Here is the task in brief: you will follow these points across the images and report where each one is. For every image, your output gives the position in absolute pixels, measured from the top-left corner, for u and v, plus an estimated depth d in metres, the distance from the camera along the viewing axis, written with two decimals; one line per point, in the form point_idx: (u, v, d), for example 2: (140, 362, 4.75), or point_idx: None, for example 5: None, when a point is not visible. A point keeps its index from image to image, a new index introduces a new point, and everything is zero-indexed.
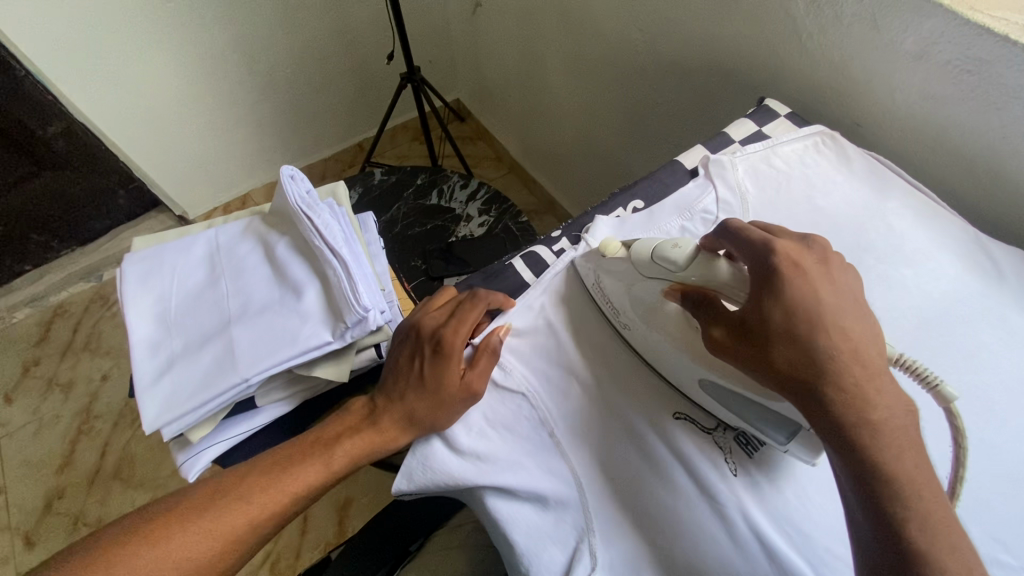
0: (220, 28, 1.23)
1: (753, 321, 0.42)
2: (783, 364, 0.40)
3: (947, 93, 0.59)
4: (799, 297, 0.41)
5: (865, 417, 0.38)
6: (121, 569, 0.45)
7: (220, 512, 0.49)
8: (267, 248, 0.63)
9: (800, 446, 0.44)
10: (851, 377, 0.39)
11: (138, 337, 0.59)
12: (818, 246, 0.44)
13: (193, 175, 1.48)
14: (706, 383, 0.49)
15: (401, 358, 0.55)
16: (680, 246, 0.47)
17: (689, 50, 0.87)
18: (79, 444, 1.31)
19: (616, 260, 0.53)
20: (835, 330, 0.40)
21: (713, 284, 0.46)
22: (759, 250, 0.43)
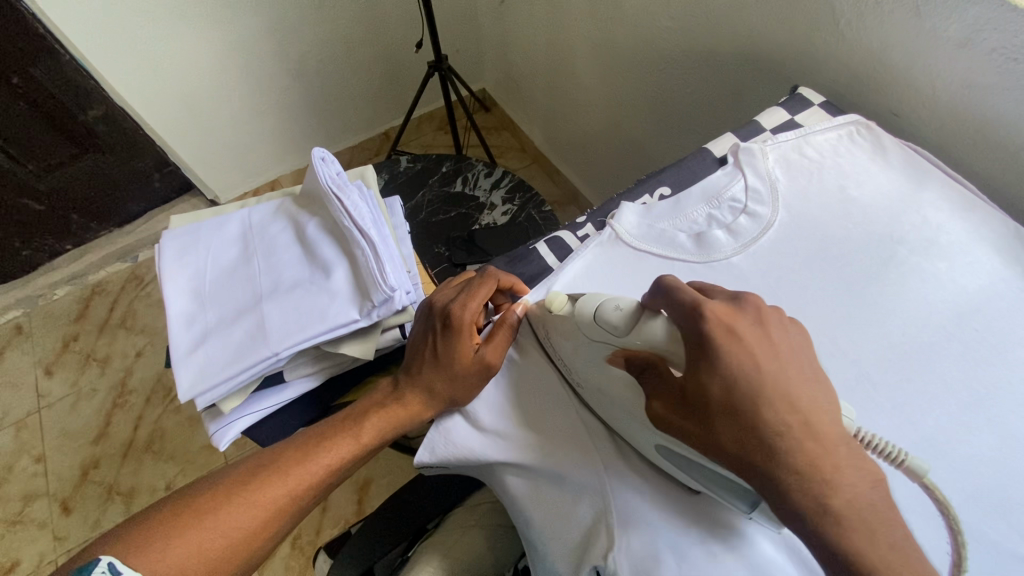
0: (252, 15, 1.25)
1: (692, 392, 0.38)
2: (730, 444, 0.36)
3: (992, 83, 0.57)
4: (739, 369, 0.36)
5: (824, 503, 0.34)
6: (174, 541, 0.46)
7: (262, 484, 0.51)
8: (298, 228, 0.65)
9: (763, 515, 0.41)
10: (814, 458, 0.34)
11: (175, 310, 0.61)
12: (751, 305, 0.39)
13: (225, 161, 1.52)
14: (661, 449, 0.44)
15: (419, 336, 0.56)
16: (620, 308, 0.43)
17: (721, 39, 0.86)
18: (114, 417, 1.36)
19: (562, 317, 0.49)
20: (779, 403, 0.35)
21: (657, 349, 0.41)
22: (686, 313, 0.39)
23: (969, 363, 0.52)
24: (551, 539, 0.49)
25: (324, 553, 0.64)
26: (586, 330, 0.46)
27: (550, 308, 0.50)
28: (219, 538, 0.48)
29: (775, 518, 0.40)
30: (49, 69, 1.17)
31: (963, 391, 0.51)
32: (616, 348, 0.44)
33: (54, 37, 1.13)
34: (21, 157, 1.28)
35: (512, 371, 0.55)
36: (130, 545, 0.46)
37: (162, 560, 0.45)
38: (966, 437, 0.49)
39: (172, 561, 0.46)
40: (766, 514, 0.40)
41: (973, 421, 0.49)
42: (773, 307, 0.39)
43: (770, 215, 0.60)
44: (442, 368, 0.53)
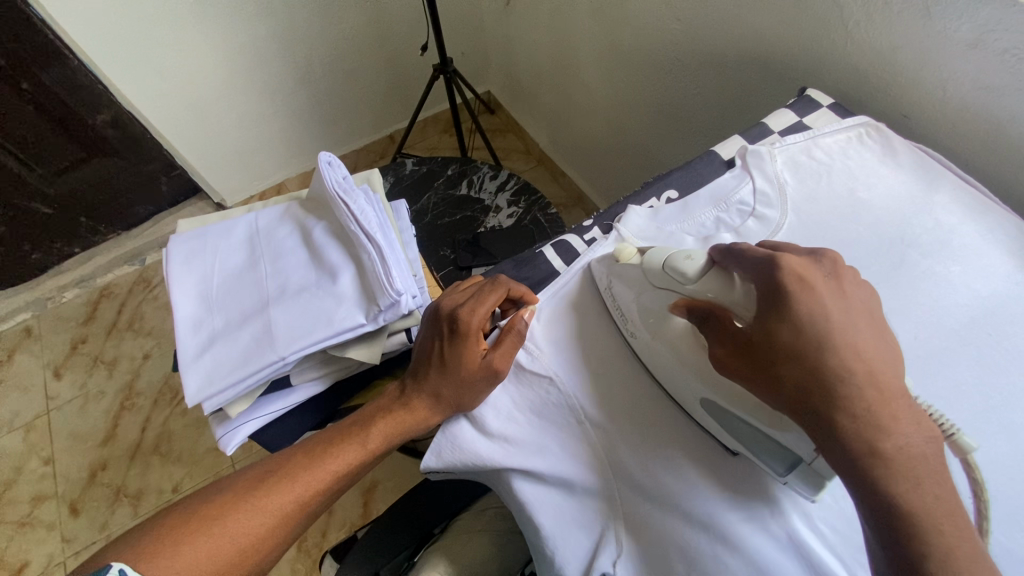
0: (258, 19, 1.26)
1: (759, 338, 0.41)
2: (790, 390, 0.39)
3: (1004, 84, 0.57)
4: (807, 317, 0.39)
5: (877, 447, 0.35)
6: (182, 547, 0.46)
7: (269, 490, 0.51)
8: (305, 232, 0.65)
9: (800, 480, 0.43)
10: (870, 404, 0.36)
11: (183, 314, 0.61)
12: (829, 261, 0.42)
13: (232, 163, 1.53)
14: (705, 402, 0.47)
15: (426, 341, 0.55)
16: (692, 257, 0.47)
17: (728, 40, 0.86)
18: (122, 419, 1.37)
19: (630, 266, 0.53)
20: (847, 352, 0.38)
21: (728, 303, 0.44)
22: (764, 261, 0.42)
23: (982, 367, 0.51)
24: (559, 545, 0.48)
25: (330, 557, 0.64)
26: (652, 278, 0.50)
27: (618, 258, 0.55)
28: (229, 543, 0.48)
29: (815, 482, 0.42)
30: (58, 74, 1.19)
31: (978, 396, 0.50)
32: (678, 297, 0.48)
33: (63, 43, 1.14)
34: (30, 160, 1.30)
35: (520, 375, 0.54)
36: (139, 550, 0.46)
37: (171, 565, 0.45)
38: (979, 443, 0.48)
39: (181, 567, 0.46)
40: (805, 481, 0.42)
41: (987, 426, 0.49)
42: (849, 267, 0.42)
43: (780, 218, 0.59)
44: (448, 374, 0.53)
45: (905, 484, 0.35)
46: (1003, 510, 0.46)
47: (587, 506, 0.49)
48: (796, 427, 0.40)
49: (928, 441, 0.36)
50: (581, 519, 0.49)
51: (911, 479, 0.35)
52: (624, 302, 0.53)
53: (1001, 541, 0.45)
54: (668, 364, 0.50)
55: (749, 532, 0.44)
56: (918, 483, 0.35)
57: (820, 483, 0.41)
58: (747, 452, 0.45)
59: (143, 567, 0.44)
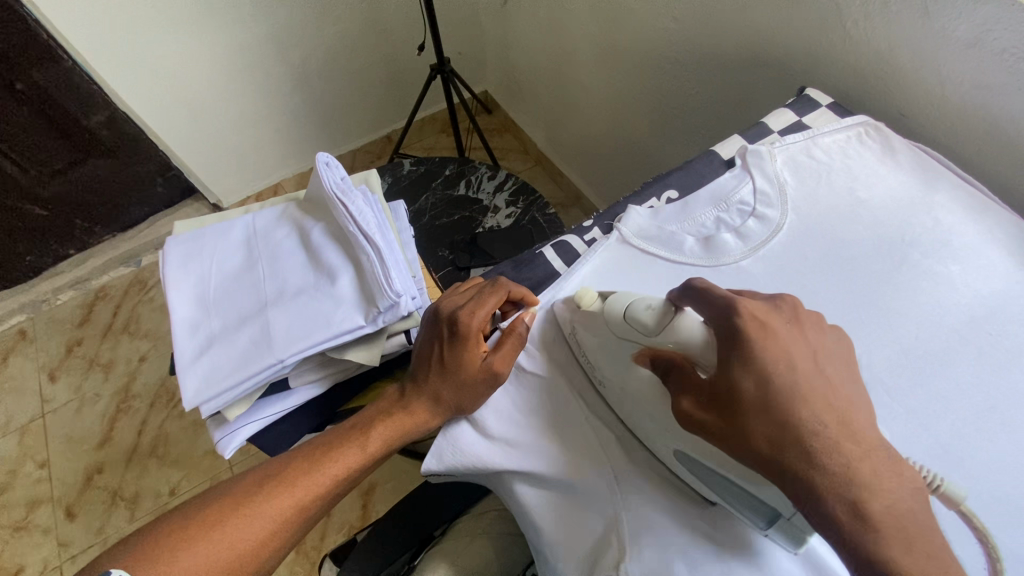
0: (253, 18, 1.25)
1: (723, 391, 0.40)
2: (762, 446, 0.37)
3: (1003, 83, 0.57)
4: (771, 367, 0.38)
5: (861, 505, 0.34)
6: (182, 553, 0.46)
7: (268, 495, 0.50)
8: (302, 233, 0.65)
9: (780, 534, 0.41)
10: (845, 457, 0.35)
11: (180, 317, 0.61)
12: (788, 305, 0.42)
13: (227, 164, 1.52)
14: (680, 455, 0.45)
15: (426, 343, 0.55)
16: (651, 306, 0.46)
17: (726, 40, 0.86)
18: (118, 422, 1.36)
19: (591, 313, 0.51)
20: (817, 402, 0.37)
21: (685, 351, 0.44)
22: (722, 308, 0.41)
23: (982, 366, 0.51)
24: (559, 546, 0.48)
25: (330, 561, 0.64)
26: (613, 326, 0.49)
27: (578, 304, 0.53)
28: (229, 547, 0.48)
29: (796, 535, 0.40)
30: (52, 74, 1.17)
31: (981, 395, 0.50)
32: (641, 347, 0.47)
33: (57, 43, 1.13)
34: (24, 162, 1.28)
35: (520, 376, 0.54)
36: (140, 557, 0.45)
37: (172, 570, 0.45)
38: (980, 442, 0.48)
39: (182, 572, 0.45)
40: (785, 534, 0.41)
41: (989, 425, 0.49)
42: (808, 311, 0.43)
43: (780, 218, 0.59)
44: (449, 376, 0.52)
45: (895, 547, 0.33)
46: (1008, 509, 0.46)
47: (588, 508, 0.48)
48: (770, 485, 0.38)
49: (913, 494, 0.35)
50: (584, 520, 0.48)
51: (898, 540, 0.33)
52: (589, 350, 0.52)
53: (1005, 541, 0.44)
54: None
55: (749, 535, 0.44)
56: (908, 546, 0.33)
57: (799, 539, 0.40)
58: (724, 504, 0.44)
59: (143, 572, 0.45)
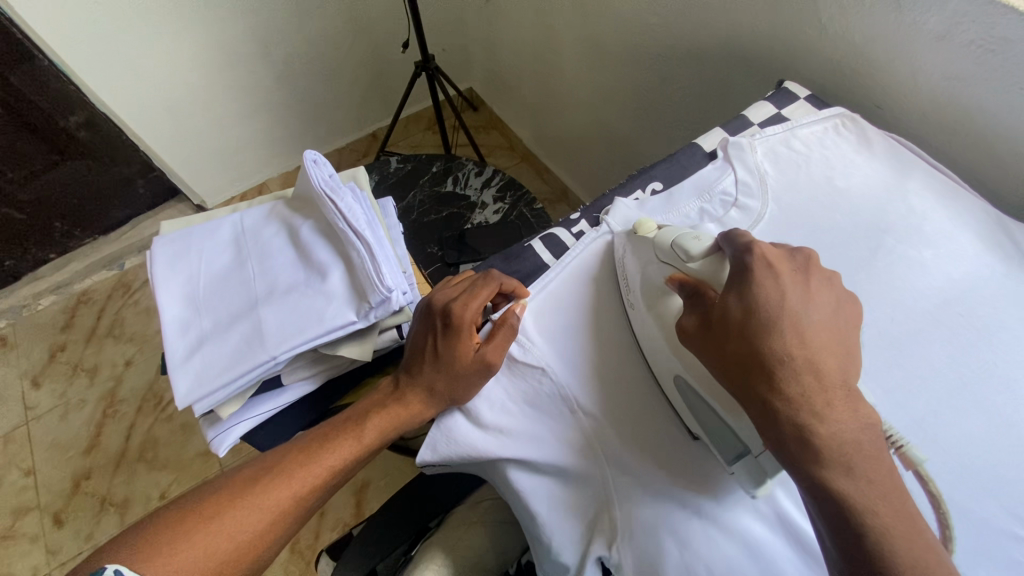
0: (233, 17, 1.24)
1: (716, 314, 0.44)
2: (732, 361, 0.42)
3: (971, 74, 0.59)
4: (763, 300, 0.42)
5: (806, 427, 0.39)
6: (179, 546, 0.46)
7: (265, 488, 0.51)
8: (291, 231, 0.65)
9: (744, 474, 0.44)
10: (801, 386, 0.40)
11: (170, 316, 0.61)
12: (802, 258, 0.46)
13: (211, 164, 1.50)
14: (679, 381, 0.49)
15: (419, 336, 0.56)
16: (700, 239, 0.49)
17: (707, 35, 0.87)
18: (105, 427, 1.35)
19: (646, 238, 0.55)
20: (795, 337, 0.41)
21: (705, 280, 0.48)
22: (739, 248, 0.45)
23: (954, 347, 0.53)
24: (555, 532, 0.49)
25: (326, 555, 0.64)
26: (658, 249, 0.52)
27: (636, 231, 0.56)
28: (225, 541, 0.48)
29: (758, 474, 0.43)
30: (27, 74, 1.16)
31: (954, 375, 0.52)
32: (673, 272, 0.50)
33: (31, 42, 1.11)
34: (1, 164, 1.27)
35: (514, 369, 0.54)
36: (137, 550, 0.45)
37: (169, 563, 0.45)
38: (953, 419, 0.50)
39: (179, 566, 0.46)
40: (749, 474, 0.44)
41: (962, 403, 0.51)
42: (821, 267, 0.46)
43: (760, 208, 0.61)
44: (442, 366, 0.53)
45: (833, 468, 0.38)
46: (980, 482, 0.48)
47: (582, 494, 0.50)
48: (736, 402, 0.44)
49: (861, 429, 0.39)
50: (577, 505, 0.49)
51: (842, 466, 0.38)
52: (631, 272, 0.55)
53: (977, 511, 0.47)
54: (653, 342, 0.52)
55: (739, 514, 0.46)
56: (847, 469, 0.38)
57: (760, 478, 0.43)
58: (708, 441, 0.47)
59: (140, 566, 0.44)
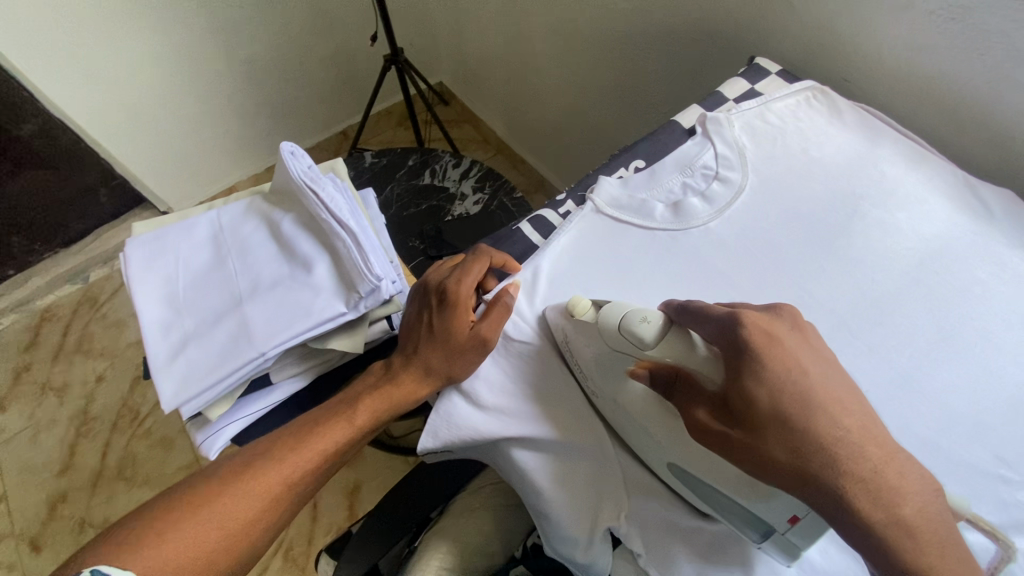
0: (194, 13, 1.20)
1: (737, 402, 0.39)
2: (785, 458, 0.37)
3: (933, 42, 0.61)
4: (783, 376, 0.38)
5: (895, 514, 0.35)
6: (166, 537, 0.45)
7: (255, 475, 0.49)
8: (272, 225, 0.63)
9: (773, 547, 0.43)
10: (870, 464, 0.36)
11: (149, 319, 0.58)
12: (787, 314, 0.43)
13: (176, 169, 1.46)
14: (675, 467, 0.46)
15: (413, 314, 0.56)
16: (648, 320, 0.46)
17: (677, 16, 0.88)
18: (79, 446, 1.30)
19: (586, 322, 0.49)
20: (835, 412, 0.38)
21: (684, 364, 0.44)
22: (726, 322, 0.42)
23: (931, 304, 0.55)
24: (563, 509, 0.49)
25: (326, 555, 0.63)
26: (609, 339, 0.48)
27: (572, 313, 0.50)
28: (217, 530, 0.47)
29: (788, 548, 0.42)
30: None
31: (933, 330, 0.54)
32: (637, 360, 0.46)
33: None
34: None
35: (509, 347, 0.54)
36: (122, 542, 0.44)
37: (155, 553, 0.44)
38: (935, 372, 0.52)
39: (166, 557, 0.44)
40: (778, 550, 0.43)
41: (942, 357, 0.53)
42: (805, 320, 0.43)
43: (741, 180, 0.62)
44: (438, 343, 0.53)
45: (929, 551, 0.35)
46: (964, 430, 0.50)
47: (585, 465, 0.50)
48: (788, 497, 0.39)
49: (933, 496, 0.36)
50: (582, 476, 0.50)
51: (935, 548, 0.35)
52: (582, 358, 0.51)
53: (963, 458, 0.49)
54: (635, 428, 0.48)
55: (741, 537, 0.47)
56: (939, 546, 0.35)
57: (790, 550, 0.42)
58: (723, 519, 0.45)
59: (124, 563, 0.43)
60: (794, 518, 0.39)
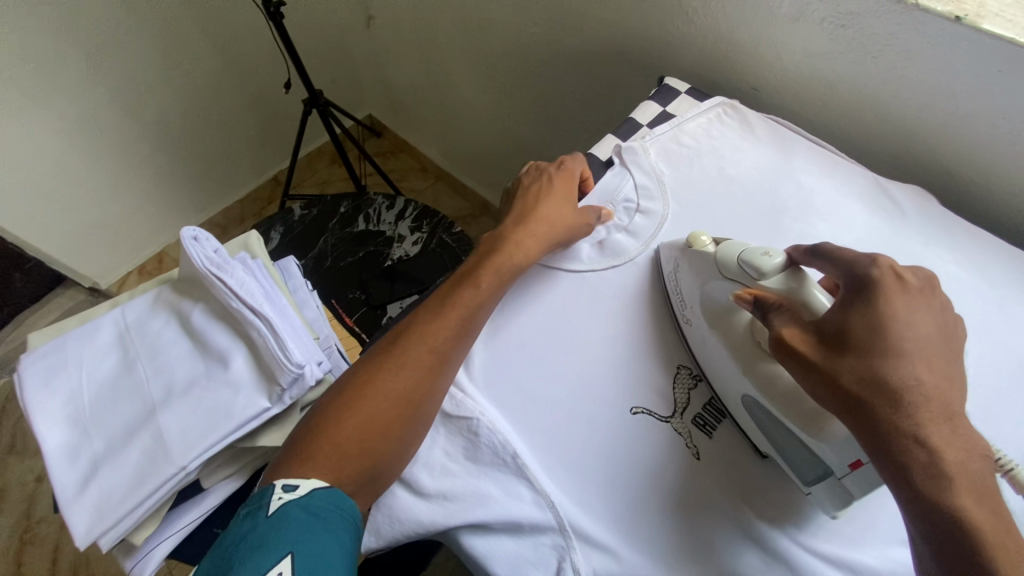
0: (88, 81, 1.14)
1: (828, 331, 0.41)
2: (851, 381, 0.39)
3: (828, 49, 0.62)
4: (891, 316, 0.40)
5: (935, 456, 0.36)
6: (339, 419, 0.46)
7: (400, 347, 0.49)
8: (182, 319, 0.59)
9: (824, 493, 0.44)
10: (934, 408, 0.37)
11: (52, 445, 0.53)
12: (923, 275, 0.43)
13: (95, 242, 1.37)
14: (749, 400, 0.48)
15: (528, 185, 0.62)
16: (771, 256, 0.47)
17: (588, 38, 0.88)
18: (26, 555, 1.20)
19: (703, 254, 0.52)
20: (923, 359, 0.39)
21: (793, 297, 0.45)
22: (857, 265, 0.43)
23: None
24: None
25: None
26: (722, 268, 0.50)
27: (691, 246, 0.54)
28: (385, 419, 0.47)
29: (841, 497, 0.43)
30: None
31: None
32: (744, 288, 0.49)
33: None
34: None
35: (448, 423, 0.51)
36: (304, 435, 0.46)
37: (333, 437, 0.45)
38: None
39: (345, 433, 0.46)
40: (834, 497, 0.44)
41: None
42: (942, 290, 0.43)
43: (663, 208, 0.61)
44: (561, 203, 0.60)
45: (966, 496, 0.35)
46: None
47: (536, 546, 0.47)
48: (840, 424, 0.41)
49: (986, 462, 0.36)
50: (536, 557, 0.47)
51: (970, 495, 0.35)
52: (686, 290, 0.54)
53: None
54: (715, 354, 0.51)
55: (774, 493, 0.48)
56: (974, 501, 0.35)
57: (843, 500, 0.43)
58: (783, 461, 0.47)
59: (308, 471, 0.44)
60: (856, 464, 0.41)
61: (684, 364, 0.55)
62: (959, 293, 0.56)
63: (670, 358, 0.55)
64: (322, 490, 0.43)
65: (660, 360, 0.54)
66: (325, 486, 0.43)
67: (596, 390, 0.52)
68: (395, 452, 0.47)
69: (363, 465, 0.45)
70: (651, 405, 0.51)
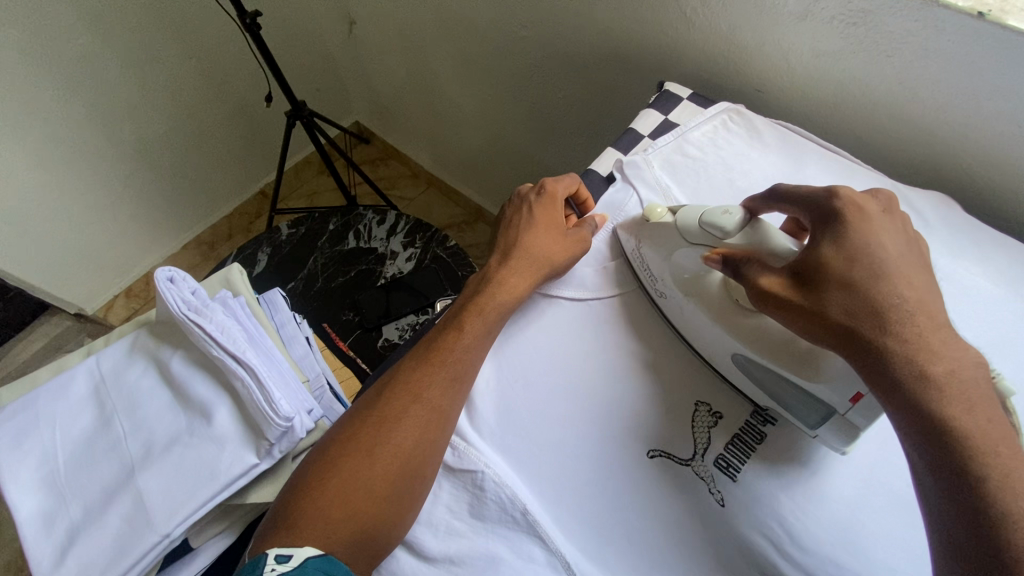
0: (59, 104, 1.08)
1: (807, 268, 0.42)
2: (839, 313, 0.40)
3: (838, 48, 0.58)
4: (864, 242, 0.41)
5: (925, 369, 0.36)
6: (324, 481, 0.44)
7: (388, 402, 0.47)
8: (161, 367, 0.55)
9: (833, 432, 0.44)
10: (916, 326, 0.38)
11: (25, 514, 0.49)
12: (884, 197, 0.44)
13: (78, 269, 1.32)
14: (739, 356, 0.48)
15: (513, 218, 0.59)
16: (730, 212, 0.47)
17: (581, 42, 0.84)
18: None
19: (663, 225, 0.53)
20: (900, 280, 0.40)
21: (757, 249, 0.46)
22: (817, 197, 0.44)
23: None
24: None
25: None
26: (686, 233, 0.50)
27: (648, 219, 0.54)
28: (378, 478, 0.44)
29: (851, 432, 0.43)
30: None
31: None
32: (712, 248, 0.49)
33: None
34: None
35: (450, 478, 0.48)
36: (288, 500, 0.43)
37: (318, 502, 0.43)
38: None
39: (330, 497, 0.43)
40: (841, 434, 0.44)
41: None
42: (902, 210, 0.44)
43: None
44: (544, 232, 0.56)
45: (957, 406, 0.35)
46: None
47: None
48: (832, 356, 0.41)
49: (974, 367, 0.37)
50: None
51: (963, 404, 0.36)
52: (653, 264, 0.54)
53: None
54: (697, 322, 0.51)
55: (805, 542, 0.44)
56: (967, 408, 0.35)
57: (853, 435, 0.43)
58: (781, 407, 0.47)
59: (297, 540, 0.41)
60: (856, 397, 0.41)
61: (703, 400, 0.50)
62: (989, 308, 0.52)
63: (686, 392, 0.51)
64: (315, 559, 0.40)
65: (673, 393, 0.51)
66: (316, 557, 0.40)
67: (605, 432, 0.49)
68: (385, 519, 0.44)
69: (354, 529, 0.42)
70: (669, 444, 0.48)
